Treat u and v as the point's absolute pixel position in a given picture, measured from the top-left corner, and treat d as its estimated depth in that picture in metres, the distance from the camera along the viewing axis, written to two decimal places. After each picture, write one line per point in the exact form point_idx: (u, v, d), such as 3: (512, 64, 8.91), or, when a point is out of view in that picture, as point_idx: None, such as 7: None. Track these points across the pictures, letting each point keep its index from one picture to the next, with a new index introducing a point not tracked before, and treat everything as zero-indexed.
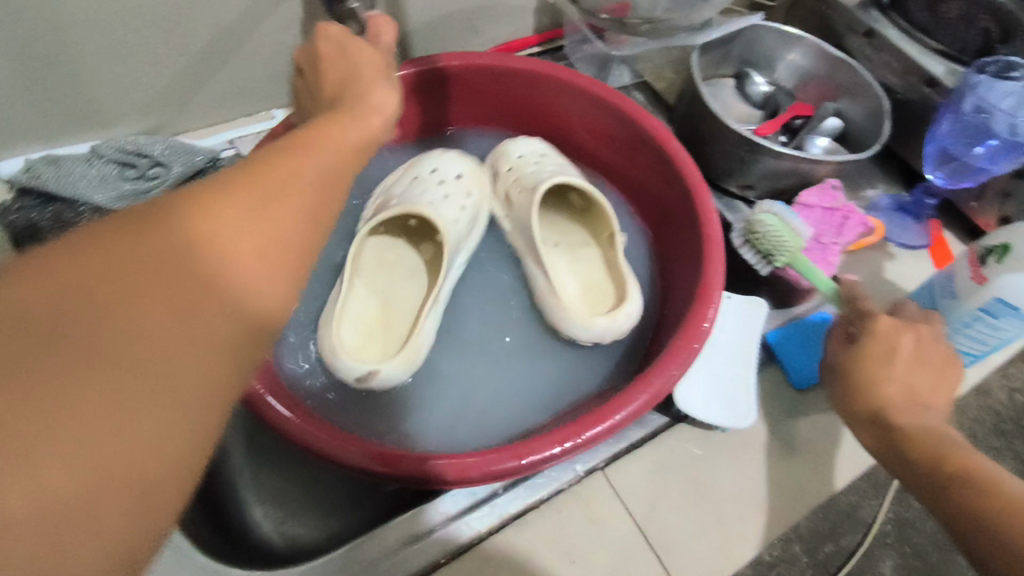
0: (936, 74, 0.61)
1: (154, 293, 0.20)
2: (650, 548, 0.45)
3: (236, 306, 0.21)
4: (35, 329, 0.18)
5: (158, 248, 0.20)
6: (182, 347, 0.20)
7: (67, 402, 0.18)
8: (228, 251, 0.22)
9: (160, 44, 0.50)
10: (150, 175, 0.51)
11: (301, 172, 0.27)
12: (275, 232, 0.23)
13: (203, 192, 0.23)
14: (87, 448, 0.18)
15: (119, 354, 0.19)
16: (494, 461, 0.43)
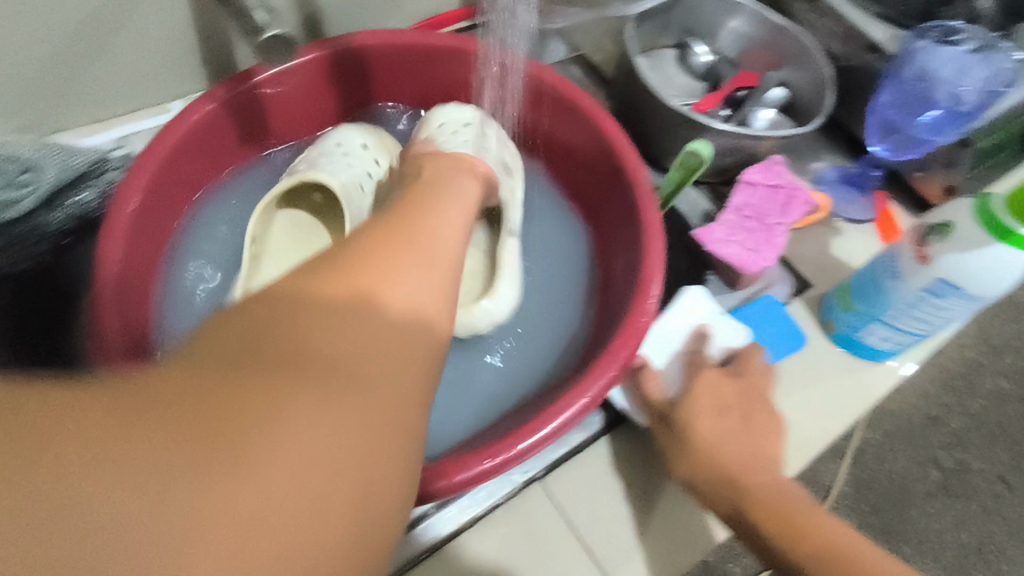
0: (878, 40, 0.58)
1: (359, 324, 0.24)
2: (588, 558, 0.43)
3: (413, 327, 0.26)
4: (242, 365, 0.22)
5: (322, 290, 0.25)
6: (381, 356, 0.24)
7: (275, 405, 0.21)
8: (405, 291, 0.27)
9: (17, 29, 0.43)
10: (19, 182, 0.46)
11: (407, 220, 0.31)
12: (419, 277, 0.28)
13: (347, 249, 0.27)
14: (294, 441, 0.21)
15: (278, 391, 0.22)
16: (418, 483, 0.40)
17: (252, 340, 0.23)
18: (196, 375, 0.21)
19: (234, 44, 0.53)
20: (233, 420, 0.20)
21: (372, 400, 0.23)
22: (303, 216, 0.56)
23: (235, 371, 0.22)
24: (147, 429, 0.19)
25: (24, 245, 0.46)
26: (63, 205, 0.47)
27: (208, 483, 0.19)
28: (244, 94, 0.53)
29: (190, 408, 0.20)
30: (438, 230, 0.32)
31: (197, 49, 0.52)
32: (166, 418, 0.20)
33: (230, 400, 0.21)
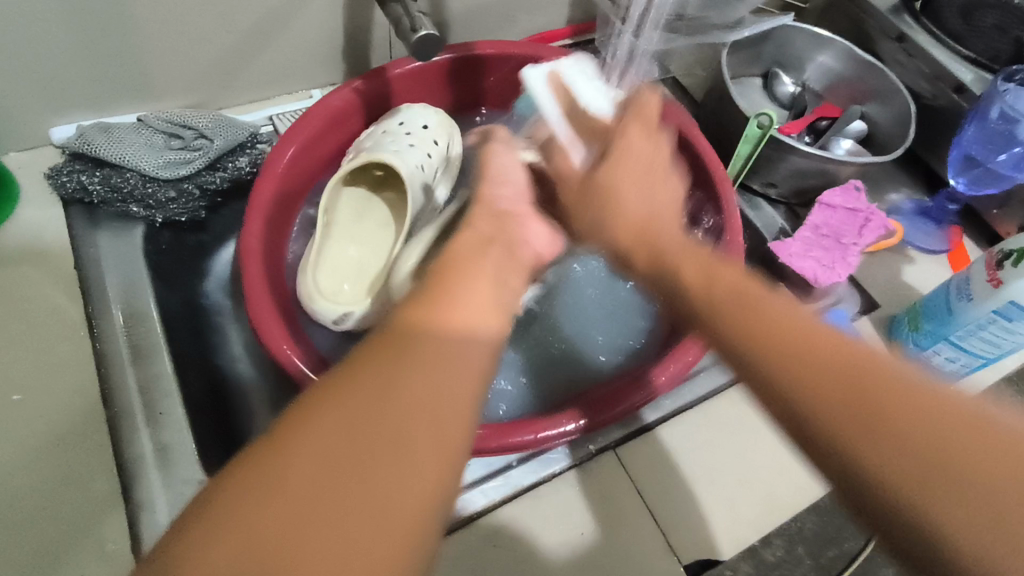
0: (964, 82, 0.62)
1: (423, 355, 0.27)
2: (656, 526, 0.46)
3: (476, 349, 0.29)
4: (335, 403, 0.25)
5: (389, 350, 0.27)
6: (446, 381, 0.27)
7: (369, 461, 0.24)
8: (463, 324, 0.30)
9: (209, 20, 0.52)
10: (194, 146, 0.54)
11: None
12: (480, 308, 0.31)
13: (435, 282, 0.31)
14: (383, 484, 0.24)
15: (351, 426, 0.25)
16: (512, 432, 0.45)
17: (341, 404, 0.25)
18: (305, 438, 0.24)
19: (372, 44, 0.61)
20: (339, 474, 0.24)
21: (447, 428, 0.26)
22: (369, 195, 0.58)
23: (337, 432, 0.25)
24: (277, 495, 0.23)
25: (188, 198, 0.54)
26: (224, 167, 0.56)
27: (288, 515, 0.23)
28: (378, 87, 0.60)
29: (306, 472, 0.24)
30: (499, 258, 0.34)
31: (342, 46, 0.60)
32: (284, 485, 0.24)
33: (332, 461, 0.24)
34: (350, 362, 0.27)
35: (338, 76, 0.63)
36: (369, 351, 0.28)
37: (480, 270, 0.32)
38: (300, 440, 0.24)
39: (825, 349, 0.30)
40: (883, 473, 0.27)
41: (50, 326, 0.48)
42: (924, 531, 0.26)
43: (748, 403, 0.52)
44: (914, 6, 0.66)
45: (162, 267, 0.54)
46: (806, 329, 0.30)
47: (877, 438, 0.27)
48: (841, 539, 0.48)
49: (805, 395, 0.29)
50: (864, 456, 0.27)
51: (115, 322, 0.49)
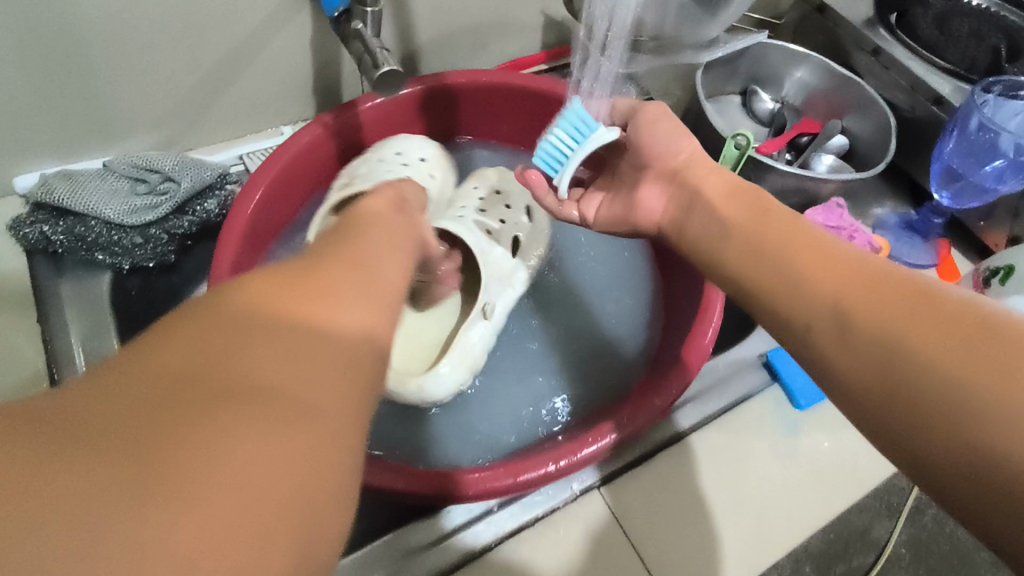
0: (942, 93, 0.61)
1: (274, 351, 0.21)
2: (644, 568, 0.44)
3: (335, 344, 0.23)
4: (148, 405, 0.18)
5: (214, 332, 0.21)
6: (307, 371, 0.22)
7: (189, 450, 0.18)
8: (331, 315, 0.24)
9: (172, 59, 0.51)
10: (160, 190, 0.53)
11: (378, 224, 0.32)
12: (343, 299, 0.25)
13: (273, 277, 0.24)
14: (204, 491, 0.17)
15: (179, 422, 0.18)
16: (489, 478, 0.43)
17: (134, 411, 0.18)
18: (108, 437, 0.18)
19: (341, 78, 0.60)
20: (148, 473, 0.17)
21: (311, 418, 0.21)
22: None
23: (138, 423, 0.18)
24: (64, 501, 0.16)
25: (155, 243, 0.53)
26: (192, 210, 0.55)
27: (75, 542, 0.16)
28: (348, 121, 0.59)
29: (120, 466, 0.17)
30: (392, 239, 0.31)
31: (311, 81, 0.59)
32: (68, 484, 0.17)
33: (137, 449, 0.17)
34: (163, 354, 0.20)
35: (308, 111, 0.63)
36: (199, 339, 0.21)
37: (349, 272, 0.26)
38: (97, 414, 0.18)
39: (824, 256, 0.33)
40: (880, 346, 0.28)
41: (14, 379, 0.47)
42: (897, 369, 0.27)
43: (738, 433, 0.51)
44: (887, 19, 0.66)
45: (129, 315, 0.51)
46: (823, 240, 0.34)
47: (849, 296, 0.30)
48: (850, 552, 0.50)
49: (772, 254, 0.35)
50: (840, 304, 0.30)
51: (78, 376, 0.47)
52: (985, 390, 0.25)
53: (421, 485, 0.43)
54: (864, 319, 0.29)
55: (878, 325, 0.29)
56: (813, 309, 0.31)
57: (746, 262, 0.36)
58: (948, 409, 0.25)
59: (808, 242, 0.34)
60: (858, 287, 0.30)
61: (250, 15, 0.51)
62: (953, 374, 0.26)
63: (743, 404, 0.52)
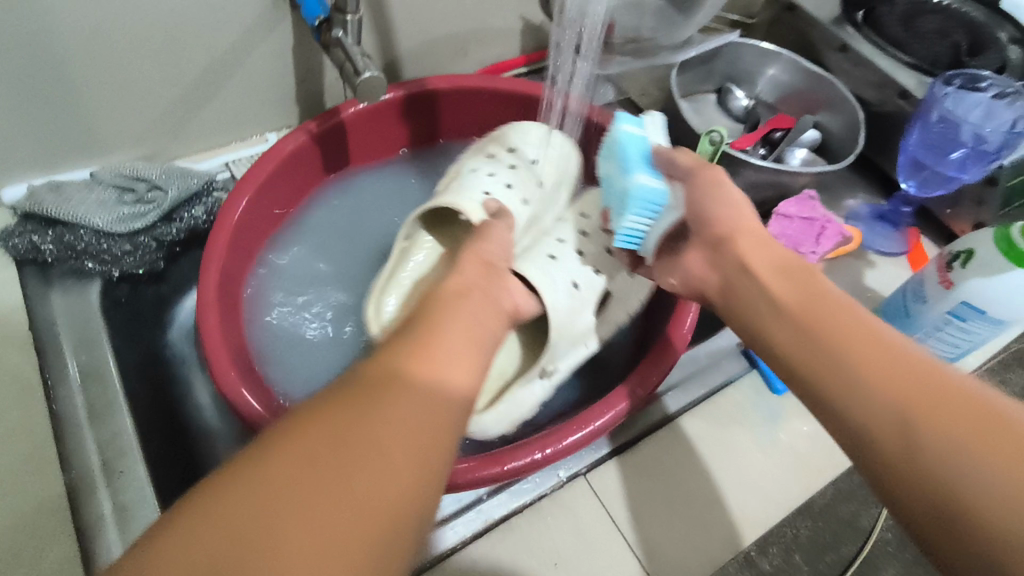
0: (908, 87, 0.63)
1: (384, 421, 0.26)
2: (628, 550, 0.46)
3: (432, 413, 0.28)
4: (282, 475, 0.23)
5: (342, 402, 0.26)
6: (406, 437, 0.26)
7: (263, 569, 0.21)
8: (432, 381, 0.29)
9: (156, 70, 0.52)
10: (148, 199, 0.54)
11: (468, 285, 0.36)
12: (439, 366, 0.29)
13: (393, 348, 0.30)
14: (326, 547, 0.22)
15: (305, 486, 0.23)
16: (477, 467, 0.44)
17: (272, 471, 0.23)
18: (251, 492, 0.23)
19: (325, 85, 0.62)
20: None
21: (402, 483, 0.25)
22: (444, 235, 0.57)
23: (275, 487, 0.23)
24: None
25: (144, 250, 0.54)
26: (179, 217, 0.56)
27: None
28: (332, 127, 0.60)
29: (260, 516, 0.22)
30: (475, 318, 0.33)
31: (295, 89, 0.60)
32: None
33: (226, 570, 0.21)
34: (297, 422, 0.25)
35: (293, 119, 0.64)
36: (329, 410, 0.26)
37: (426, 366, 0.29)
38: (225, 489, 0.23)
39: (881, 348, 0.33)
40: (939, 473, 0.28)
41: (7, 388, 0.48)
42: (931, 487, 0.28)
43: (719, 420, 0.52)
44: (854, 17, 0.68)
45: (119, 322, 0.53)
46: (882, 331, 0.34)
47: (901, 398, 0.30)
48: (838, 541, 0.48)
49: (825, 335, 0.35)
50: (895, 407, 0.30)
51: (71, 386, 0.47)
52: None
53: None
54: (918, 428, 0.29)
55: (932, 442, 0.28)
56: (868, 410, 0.31)
57: (797, 335, 0.36)
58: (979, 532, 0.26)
59: (870, 330, 0.34)
60: (916, 390, 0.30)
61: (232, 26, 0.52)
62: (1003, 499, 0.26)
63: (723, 391, 0.54)
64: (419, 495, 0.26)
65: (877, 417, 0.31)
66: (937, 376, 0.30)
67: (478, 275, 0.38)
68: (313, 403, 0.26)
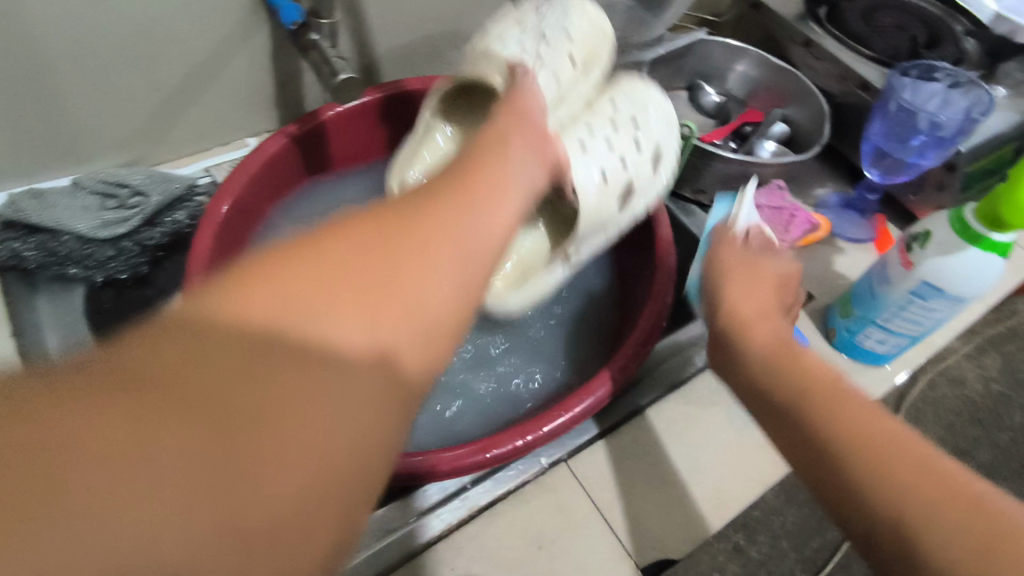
0: (869, 79, 0.65)
1: (384, 274, 0.23)
2: (610, 530, 0.47)
3: (444, 272, 0.25)
4: (263, 332, 0.21)
5: (344, 244, 0.24)
6: (411, 300, 0.24)
7: (239, 444, 0.19)
8: (453, 240, 0.26)
9: (136, 78, 0.53)
10: (130, 204, 0.55)
11: (498, 156, 0.33)
12: (455, 228, 0.27)
13: (410, 204, 0.27)
14: (302, 424, 0.20)
15: (287, 341, 0.21)
16: (460, 456, 0.45)
17: (250, 312, 0.21)
18: (219, 345, 0.20)
19: (304, 89, 0.63)
20: (223, 438, 0.19)
21: (397, 349, 0.23)
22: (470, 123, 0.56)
23: (250, 335, 0.20)
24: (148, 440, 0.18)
25: (127, 255, 0.54)
26: (162, 222, 0.56)
27: (190, 438, 0.19)
28: (312, 130, 0.61)
29: (222, 376, 0.20)
30: (505, 180, 0.32)
31: (275, 93, 0.61)
32: (156, 431, 0.18)
33: (224, 401, 0.19)
34: (291, 257, 0.23)
35: (273, 123, 0.65)
36: (326, 255, 0.23)
37: (458, 225, 0.27)
38: (190, 338, 0.20)
39: (881, 433, 0.31)
40: None
41: None
42: None
43: (697, 403, 0.54)
44: (817, 13, 0.71)
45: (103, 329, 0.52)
46: (878, 421, 0.32)
47: (909, 507, 0.28)
48: None
49: (819, 424, 0.33)
50: (897, 518, 0.28)
51: None
52: None
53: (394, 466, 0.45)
54: (925, 542, 0.27)
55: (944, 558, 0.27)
56: (874, 518, 0.29)
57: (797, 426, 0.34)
58: None
59: (868, 420, 0.32)
60: (921, 496, 0.28)
61: (210, 33, 0.53)
62: None
63: (700, 376, 0.55)
64: (412, 370, 0.24)
65: (882, 527, 0.29)
66: (937, 478, 0.29)
67: (511, 131, 0.36)
68: (311, 240, 0.24)
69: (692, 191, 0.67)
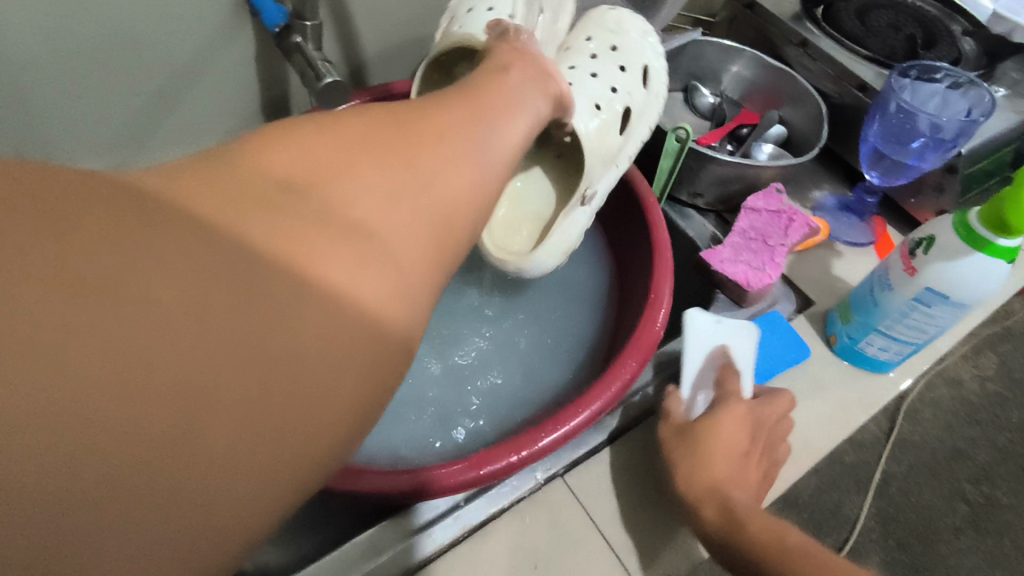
0: (867, 79, 0.64)
1: (394, 160, 0.27)
2: (607, 547, 0.45)
3: (452, 165, 0.28)
4: (287, 192, 0.24)
5: (359, 134, 0.27)
6: (420, 183, 0.27)
7: (252, 301, 0.21)
8: (462, 143, 0.29)
9: (113, 84, 0.52)
10: None
11: (501, 82, 0.36)
12: (462, 128, 0.30)
13: (422, 107, 0.30)
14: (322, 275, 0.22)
15: (307, 201, 0.24)
16: (451, 474, 0.43)
17: (274, 173, 0.24)
18: (246, 194, 0.23)
19: (289, 93, 0.61)
20: (244, 266, 0.21)
21: (411, 222, 0.26)
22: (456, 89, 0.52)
23: (275, 192, 0.24)
24: (171, 249, 0.20)
25: None
26: None
27: (217, 276, 0.21)
28: None
29: (250, 217, 0.22)
30: (509, 101, 0.34)
31: (259, 98, 0.60)
32: (182, 240, 0.20)
33: (249, 234, 0.22)
34: (309, 137, 0.26)
35: (258, 128, 0.63)
36: (341, 135, 0.27)
37: (462, 138, 0.29)
38: (219, 191, 0.23)
39: None
40: None
41: None
42: None
43: None
44: (813, 13, 0.70)
45: None
46: None
47: None
48: None
49: None
50: None
51: None
52: None
53: (384, 484, 0.43)
54: None
55: None
56: None
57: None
58: None
59: None
60: None
61: (190, 36, 0.51)
62: None
63: None
64: (426, 245, 0.26)
65: None
66: None
67: (511, 63, 0.38)
68: (329, 125, 0.27)
69: (687, 195, 0.66)
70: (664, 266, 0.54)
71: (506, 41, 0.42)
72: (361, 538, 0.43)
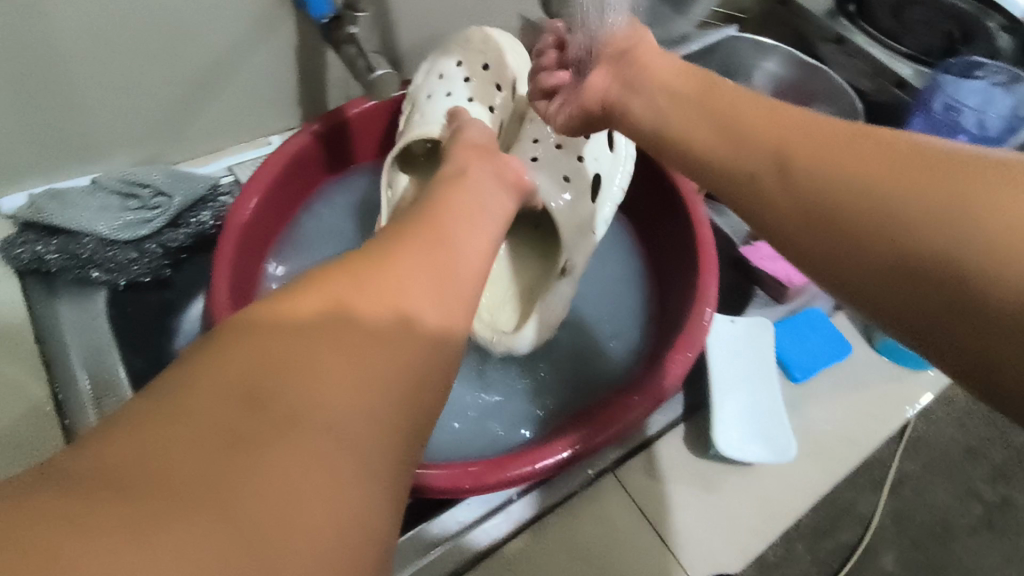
0: (904, 76, 0.65)
1: (371, 283, 0.26)
2: (657, 541, 0.46)
3: (431, 269, 0.28)
4: (264, 360, 0.23)
5: (329, 277, 0.26)
6: (402, 297, 0.26)
7: (250, 454, 0.20)
8: (438, 248, 0.29)
9: (156, 73, 0.51)
10: (152, 204, 0.53)
11: (464, 185, 0.37)
12: (436, 236, 0.30)
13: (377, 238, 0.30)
14: (325, 415, 0.22)
15: (288, 357, 0.23)
16: (507, 467, 0.43)
17: (247, 347, 0.23)
18: (228, 370, 0.22)
19: (326, 86, 0.61)
20: (247, 432, 0.21)
21: (398, 341, 0.25)
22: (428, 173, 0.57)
23: (253, 363, 0.23)
24: (173, 446, 0.20)
25: (150, 257, 0.52)
26: (186, 222, 0.54)
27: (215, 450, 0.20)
28: (336, 126, 0.59)
29: (236, 390, 0.22)
30: (473, 202, 0.35)
31: (297, 90, 0.59)
32: (179, 428, 0.20)
33: (211, 459, 0.20)
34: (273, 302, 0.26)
35: (294, 121, 0.63)
36: (309, 290, 0.26)
37: (430, 252, 0.29)
38: (191, 382, 0.22)
39: (862, 139, 0.30)
40: (894, 224, 0.27)
41: (11, 403, 0.46)
42: (904, 237, 0.27)
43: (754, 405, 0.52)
44: (848, 9, 0.70)
45: (128, 335, 0.50)
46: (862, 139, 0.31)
47: (915, 193, 0.27)
48: None
49: (799, 160, 0.31)
50: (876, 197, 0.28)
51: (82, 392, 0.46)
52: (976, 244, 0.25)
53: (441, 480, 0.43)
54: (890, 189, 0.28)
55: (910, 202, 0.27)
56: (837, 181, 0.29)
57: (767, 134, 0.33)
58: (960, 287, 0.25)
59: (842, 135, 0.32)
60: (897, 177, 0.28)
61: (233, 26, 0.51)
62: (986, 242, 0.25)
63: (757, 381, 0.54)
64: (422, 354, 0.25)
65: (857, 198, 0.29)
66: (914, 150, 0.29)
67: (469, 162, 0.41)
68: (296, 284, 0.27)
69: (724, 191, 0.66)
70: (709, 260, 0.54)
71: (461, 139, 0.45)
72: (415, 532, 0.44)
